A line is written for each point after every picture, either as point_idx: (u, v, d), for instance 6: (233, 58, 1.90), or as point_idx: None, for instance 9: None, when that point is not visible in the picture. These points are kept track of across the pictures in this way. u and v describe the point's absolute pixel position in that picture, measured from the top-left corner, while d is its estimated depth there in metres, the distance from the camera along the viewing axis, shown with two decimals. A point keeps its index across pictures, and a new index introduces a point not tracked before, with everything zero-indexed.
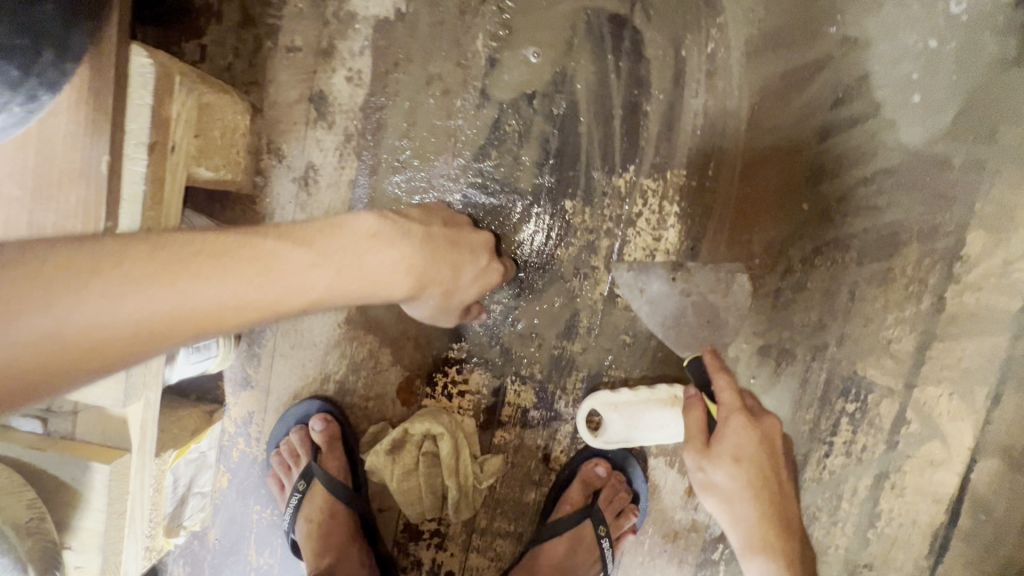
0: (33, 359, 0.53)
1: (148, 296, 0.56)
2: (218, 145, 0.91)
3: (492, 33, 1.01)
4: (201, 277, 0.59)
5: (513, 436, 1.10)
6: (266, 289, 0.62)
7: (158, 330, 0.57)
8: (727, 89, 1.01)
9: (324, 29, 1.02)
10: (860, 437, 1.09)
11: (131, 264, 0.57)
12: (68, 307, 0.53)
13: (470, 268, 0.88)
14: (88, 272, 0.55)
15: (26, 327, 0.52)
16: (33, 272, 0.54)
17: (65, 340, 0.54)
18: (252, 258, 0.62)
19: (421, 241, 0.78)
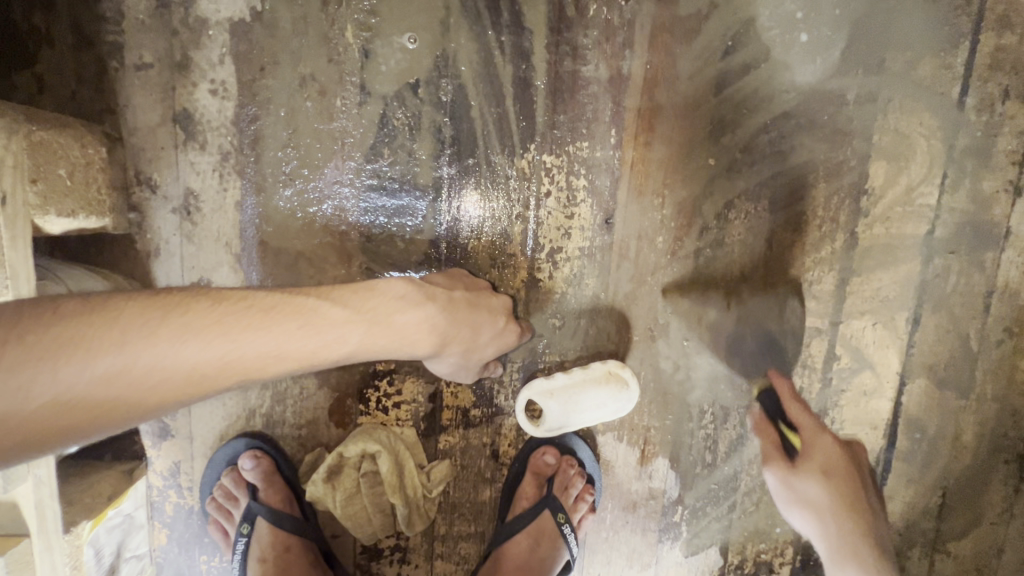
0: (99, 396, 0.61)
1: (207, 342, 0.66)
2: (69, 186, 0.82)
3: (360, 22, 0.93)
4: (252, 329, 0.70)
5: (458, 438, 1.07)
6: (302, 341, 0.73)
7: (207, 373, 0.67)
8: (618, 51, 0.97)
9: (173, 39, 0.92)
10: (796, 379, 1.11)
11: (193, 315, 0.67)
12: (139, 348, 0.63)
13: (488, 328, 0.91)
14: (158, 320, 0.65)
15: (100, 364, 0.60)
16: (109, 319, 0.63)
17: (130, 381, 0.62)
18: (296, 314, 0.73)
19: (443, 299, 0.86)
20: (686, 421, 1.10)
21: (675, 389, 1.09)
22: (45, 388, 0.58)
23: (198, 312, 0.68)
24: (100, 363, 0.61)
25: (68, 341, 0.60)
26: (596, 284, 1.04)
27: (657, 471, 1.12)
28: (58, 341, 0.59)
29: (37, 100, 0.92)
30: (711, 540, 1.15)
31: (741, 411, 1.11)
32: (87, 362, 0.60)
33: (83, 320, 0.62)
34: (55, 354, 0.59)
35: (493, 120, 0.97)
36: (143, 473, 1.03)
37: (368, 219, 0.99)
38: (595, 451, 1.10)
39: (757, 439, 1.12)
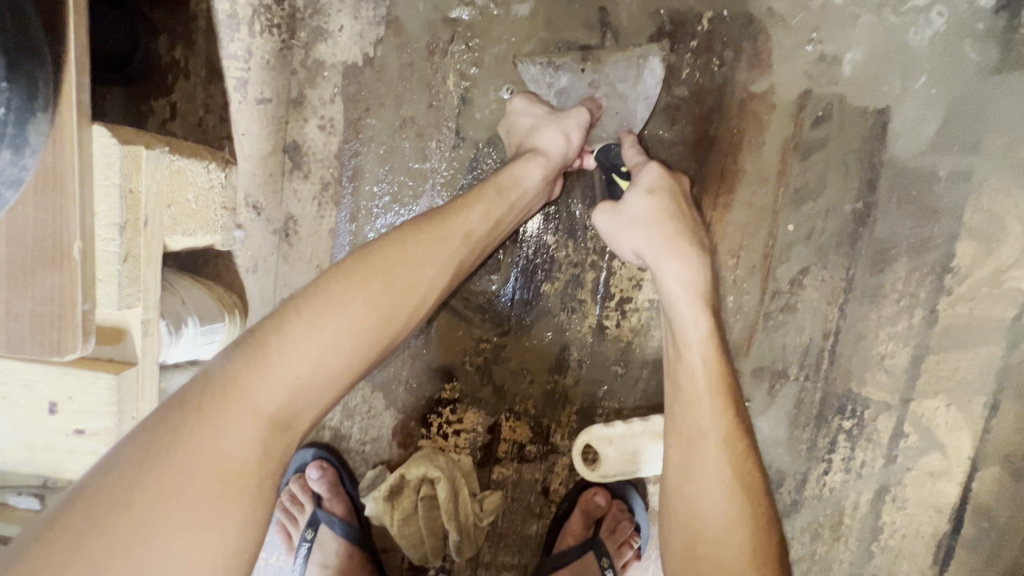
0: (386, 318, 0.71)
1: (437, 254, 0.77)
2: (193, 208, 0.91)
3: (462, 72, 0.99)
4: (457, 234, 0.80)
5: (512, 471, 1.10)
6: (502, 207, 0.85)
7: (453, 258, 0.79)
8: (706, 113, 0.99)
9: (292, 78, 1.00)
10: (858, 452, 1.08)
11: (407, 242, 0.76)
12: (418, 255, 0.75)
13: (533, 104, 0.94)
14: (394, 257, 0.74)
15: (402, 271, 0.73)
16: (353, 276, 0.71)
17: (400, 291, 0.73)
18: (467, 207, 0.83)
19: (524, 104, 0.94)
20: None
21: None
22: (347, 330, 0.68)
23: (408, 239, 0.76)
24: (400, 271, 0.73)
25: (367, 266, 0.72)
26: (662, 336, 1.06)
27: None
28: (366, 268, 0.72)
29: (169, 124, 1.02)
30: None
31: (797, 477, 1.10)
32: (385, 273, 0.72)
33: (337, 281, 0.71)
34: (374, 276, 0.72)
35: (565, 104, 0.98)
36: None
37: None
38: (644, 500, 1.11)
39: (811, 508, 1.11)
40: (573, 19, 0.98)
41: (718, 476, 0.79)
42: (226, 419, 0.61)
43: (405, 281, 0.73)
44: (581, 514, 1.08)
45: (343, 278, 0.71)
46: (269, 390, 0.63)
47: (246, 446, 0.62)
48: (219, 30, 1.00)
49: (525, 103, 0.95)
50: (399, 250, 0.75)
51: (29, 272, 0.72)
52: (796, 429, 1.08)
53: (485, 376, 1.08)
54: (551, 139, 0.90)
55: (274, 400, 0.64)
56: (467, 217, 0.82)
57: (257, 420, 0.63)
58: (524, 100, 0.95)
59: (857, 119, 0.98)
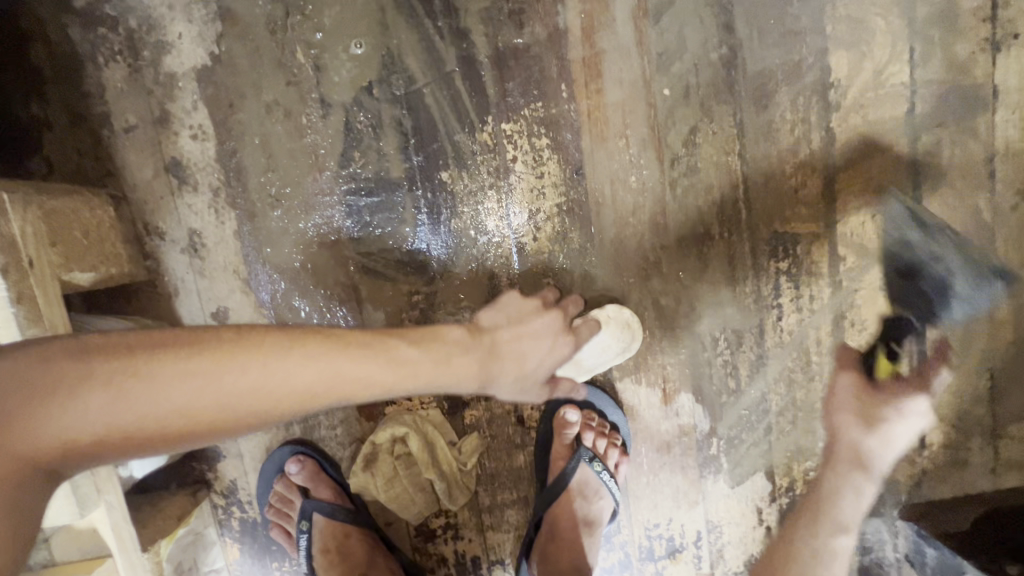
0: (206, 414, 0.66)
1: (293, 376, 0.68)
2: (86, 243, 0.93)
3: (308, 41, 1.00)
4: (341, 359, 0.70)
5: (483, 410, 1.11)
6: (414, 384, 0.73)
7: (307, 387, 0.69)
8: (550, 8, 1.00)
9: (150, 97, 1.02)
10: (804, 289, 1.09)
11: (283, 353, 0.69)
12: (276, 368, 0.68)
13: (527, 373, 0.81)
14: (264, 357, 0.68)
15: (251, 377, 0.67)
16: (221, 353, 0.67)
17: (236, 403, 0.67)
18: (382, 347, 0.73)
19: (511, 355, 0.79)
20: (701, 351, 1.11)
21: (683, 322, 1.10)
22: (162, 403, 0.65)
23: (288, 349, 0.69)
24: (248, 372, 0.67)
25: (230, 350, 0.68)
26: (581, 237, 1.06)
27: (682, 407, 1.12)
28: (226, 354, 0.67)
29: (49, 177, 1.02)
30: (755, 466, 1.14)
31: (754, 331, 1.10)
32: (203, 369, 0.66)
33: (203, 352, 0.67)
34: (219, 361, 0.67)
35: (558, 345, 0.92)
36: (207, 495, 1.12)
37: (353, 221, 1.05)
38: (616, 399, 1.12)
39: (778, 357, 1.11)
40: None
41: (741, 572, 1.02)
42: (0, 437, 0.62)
43: (197, 391, 0.66)
44: (558, 429, 1.10)
45: (197, 351, 0.67)
46: (41, 435, 0.63)
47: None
48: (68, 74, 1.01)
49: (518, 336, 0.81)
50: (243, 354, 0.68)
51: None
52: (738, 285, 1.09)
53: (427, 326, 1.09)
54: (500, 386, 0.79)
55: (50, 438, 0.63)
56: (369, 354, 0.72)
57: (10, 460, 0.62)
58: (528, 329, 0.82)
59: None
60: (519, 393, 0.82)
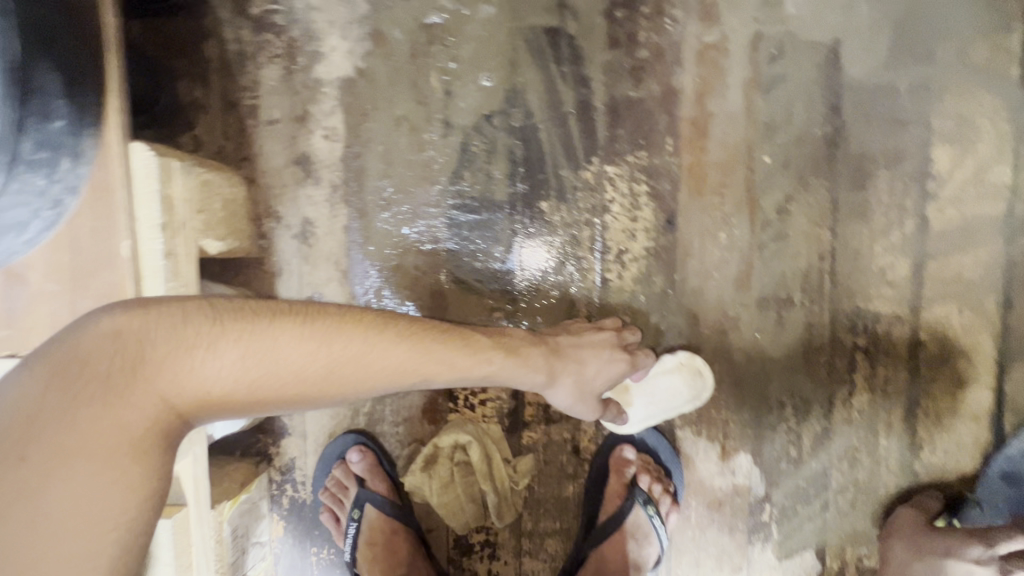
0: (323, 378, 0.69)
1: (401, 347, 0.74)
2: (221, 215, 1.03)
3: (443, 69, 1.11)
4: (440, 341, 0.78)
5: (541, 434, 1.14)
6: (505, 373, 0.83)
7: (412, 362, 0.74)
8: (667, 68, 1.08)
9: (296, 98, 1.14)
10: (879, 369, 1.09)
11: (392, 329, 0.74)
12: (388, 341, 0.73)
13: (594, 360, 0.92)
14: (378, 328, 0.73)
15: (366, 347, 0.71)
16: (339, 321, 0.71)
17: (352, 370, 0.70)
18: (462, 334, 0.82)
19: (575, 365, 0.90)
20: (766, 414, 1.11)
21: (752, 381, 1.11)
22: (287, 362, 0.68)
23: (399, 327, 0.75)
24: (360, 342, 0.71)
25: (345, 319, 0.72)
26: (664, 282, 1.10)
27: (740, 467, 1.12)
28: (342, 319, 0.72)
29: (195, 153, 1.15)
30: (805, 542, 1.12)
31: (823, 403, 1.10)
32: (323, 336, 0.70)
33: (318, 318, 0.71)
34: (337, 328, 0.71)
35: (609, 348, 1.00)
36: (267, 467, 1.18)
37: (453, 234, 1.13)
38: (674, 447, 1.12)
39: (844, 433, 1.10)
40: (534, 6, 1.09)
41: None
42: (134, 389, 0.63)
43: (318, 360, 0.69)
44: (615, 467, 1.12)
45: (318, 317, 0.71)
46: (165, 393, 0.64)
47: (122, 429, 0.61)
48: (231, 68, 1.14)
49: (581, 353, 0.92)
50: (360, 333, 0.72)
51: (88, 273, 0.84)
52: (813, 354, 1.10)
53: None
54: (559, 397, 0.90)
55: (184, 394, 0.65)
56: (467, 340, 0.81)
57: (146, 409, 0.63)
58: (587, 349, 0.93)
59: (810, 49, 1.05)
60: (577, 409, 0.92)
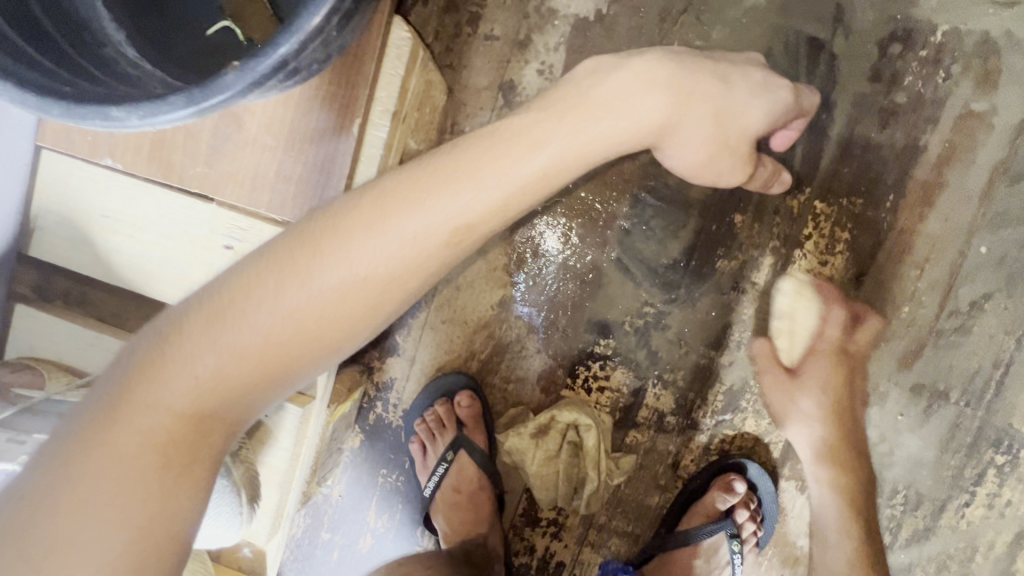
0: (417, 251, 0.61)
1: (481, 181, 0.62)
2: (424, 118, 0.96)
3: (687, 43, 1.03)
4: (526, 151, 0.64)
5: (646, 438, 1.12)
6: (634, 111, 0.70)
7: (498, 189, 0.63)
8: (918, 122, 1.00)
9: (523, 22, 1.06)
10: (1004, 491, 1.06)
11: (455, 165, 0.63)
12: (459, 181, 0.62)
13: (741, 85, 0.79)
14: (442, 175, 0.63)
15: (441, 200, 0.61)
16: (396, 193, 0.62)
17: (434, 230, 0.61)
18: (557, 122, 0.67)
19: (716, 85, 0.76)
20: (875, 495, 1.09)
21: (874, 459, 1.08)
22: (367, 257, 0.59)
23: (465, 160, 0.63)
24: (433, 196, 0.61)
25: (400, 186, 0.62)
26: (827, 334, 1.06)
27: None
28: (399, 188, 0.62)
29: None
30: None
31: (936, 503, 1.08)
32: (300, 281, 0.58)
33: (374, 203, 0.61)
34: (403, 200, 0.61)
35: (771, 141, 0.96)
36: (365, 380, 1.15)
37: (633, 214, 1.07)
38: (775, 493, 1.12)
39: (944, 538, 1.08)
40: (807, 9, 1.00)
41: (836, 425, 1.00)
42: (226, 340, 0.56)
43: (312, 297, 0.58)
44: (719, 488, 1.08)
45: (370, 202, 0.62)
46: (250, 336, 0.57)
47: (222, 381, 0.56)
48: None
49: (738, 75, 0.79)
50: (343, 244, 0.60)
51: (305, 140, 0.78)
52: (946, 454, 1.06)
53: (641, 339, 1.10)
54: (681, 154, 0.78)
55: (269, 334, 0.57)
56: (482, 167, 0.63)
57: (243, 358, 0.57)
58: (731, 73, 0.79)
59: None
60: (708, 171, 0.81)
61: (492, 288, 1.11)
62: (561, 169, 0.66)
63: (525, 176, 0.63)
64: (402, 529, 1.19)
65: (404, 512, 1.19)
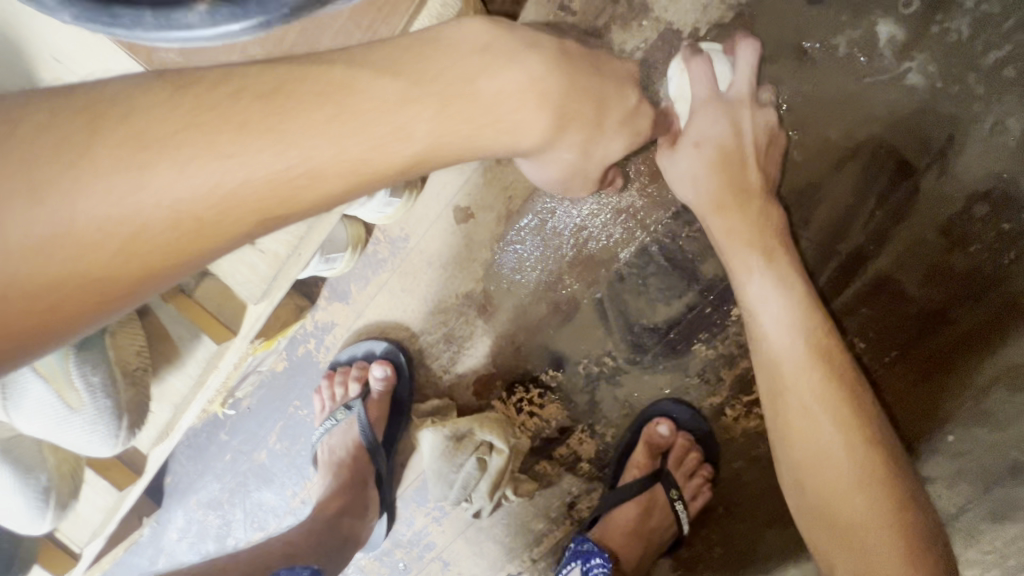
0: (142, 239, 0.44)
1: (260, 157, 0.47)
2: None
3: (771, 107, 0.89)
4: (321, 127, 0.49)
5: (553, 473, 1.10)
6: (461, 104, 0.56)
7: (283, 170, 0.48)
8: (962, 292, 0.91)
9: (609, 7, 0.90)
10: None
11: (200, 124, 0.45)
12: (235, 148, 0.46)
13: (617, 112, 0.69)
14: (194, 141, 0.45)
15: (187, 169, 0.45)
16: (117, 147, 0.44)
17: (171, 210, 0.45)
18: (332, 82, 0.50)
19: (561, 85, 0.61)
20: None
21: None
22: (80, 223, 0.42)
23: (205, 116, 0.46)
24: (186, 169, 0.45)
25: (111, 143, 0.43)
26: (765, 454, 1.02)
27: None
28: (110, 135, 0.44)
29: None
30: None
31: None
32: None
33: (69, 150, 0.43)
34: (121, 166, 0.43)
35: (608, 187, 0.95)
36: (307, 316, 1.12)
37: (634, 266, 0.99)
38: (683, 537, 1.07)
39: None
40: (915, 125, 0.87)
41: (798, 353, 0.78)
42: None
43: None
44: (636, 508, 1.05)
45: (63, 155, 0.42)
46: None
47: None
48: None
49: (553, 58, 0.62)
50: (24, 179, 0.42)
51: None
52: None
53: (589, 384, 1.05)
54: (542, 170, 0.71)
55: None
56: (197, 141, 0.45)
57: None
58: (574, 69, 0.64)
59: None
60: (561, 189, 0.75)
61: (463, 277, 1.05)
62: (341, 168, 0.50)
63: (318, 165, 0.49)
64: (297, 460, 1.21)
65: (304, 445, 1.20)
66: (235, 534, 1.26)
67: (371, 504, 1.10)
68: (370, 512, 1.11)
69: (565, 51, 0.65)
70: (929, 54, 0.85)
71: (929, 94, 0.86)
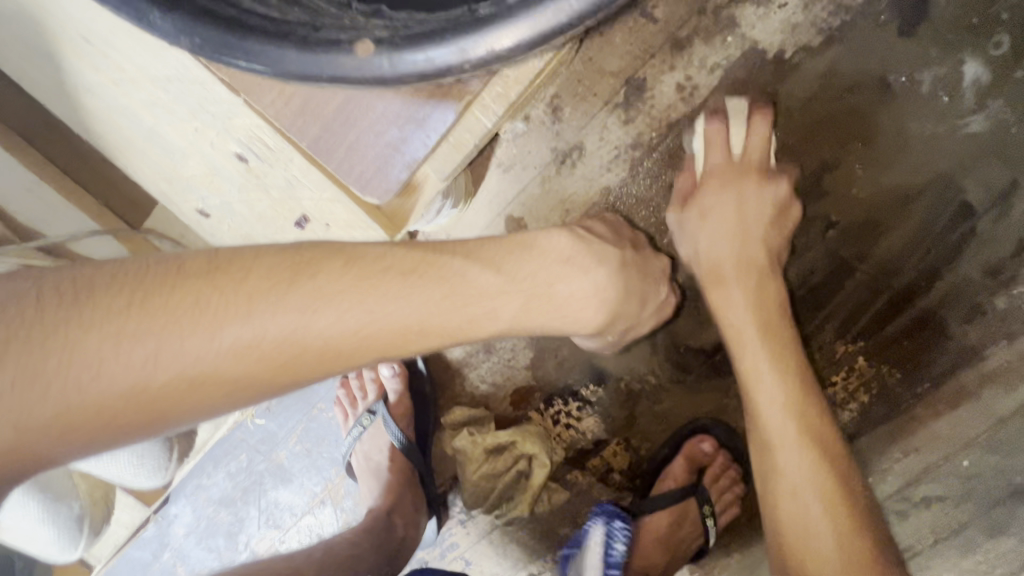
0: (228, 369, 0.49)
1: (341, 311, 0.53)
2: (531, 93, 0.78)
3: (845, 138, 0.88)
4: (399, 296, 0.55)
5: (584, 482, 1.11)
6: (543, 309, 0.63)
7: (365, 319, 0.53)
8: (1000, 331, 0.93)
9: (694, 18, 0.85)
10: None
11: (322, 275, 0.53)
12: (331, 301, 0.53)
13: (654, 301, 0.79)
14: (301, 289, 0.52)
15: (282, 316, 0.51)
16: (239, 285, 0.51)
17: (262, 350, 0.50)
18: (445, 278, 0.58)
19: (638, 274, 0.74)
20: None
21: None
22: (172, 358, 0.48)
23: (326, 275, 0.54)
24: (284, 313, 0.51)
25: (230, 287, 0.51)
26: None
27: None
28: (239, 276, 0.52)
29: None
30: None
31: None
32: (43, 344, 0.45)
33: (206, 284, 0.50)
34: (235, 302, 0.50)
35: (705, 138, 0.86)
36: None
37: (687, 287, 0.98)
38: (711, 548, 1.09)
39: None
40: (980, 167, 0.87)
41: (752, 324, 0.78)
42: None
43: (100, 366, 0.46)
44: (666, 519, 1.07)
45: (192, 293, 0.50)
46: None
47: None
48: None
49: (614, 265, 0.70)
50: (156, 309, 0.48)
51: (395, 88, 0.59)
52: None
53: (628, 401, 1.05)
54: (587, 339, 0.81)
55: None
56: (291, 292, 0.52)
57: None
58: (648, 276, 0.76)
59: None
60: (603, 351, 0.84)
61: None
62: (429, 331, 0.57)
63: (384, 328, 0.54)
64: (317, 461, 1.17)
65: (328, 447, 1.17)
66: (247, 531, 1.21)
67: (419, 507, 1.07)
68: (419, 515, 1.07)
69: (627, 260, 0.74)
70: (1007, 98, 0.84)
71: (999, 138, 0.86)
